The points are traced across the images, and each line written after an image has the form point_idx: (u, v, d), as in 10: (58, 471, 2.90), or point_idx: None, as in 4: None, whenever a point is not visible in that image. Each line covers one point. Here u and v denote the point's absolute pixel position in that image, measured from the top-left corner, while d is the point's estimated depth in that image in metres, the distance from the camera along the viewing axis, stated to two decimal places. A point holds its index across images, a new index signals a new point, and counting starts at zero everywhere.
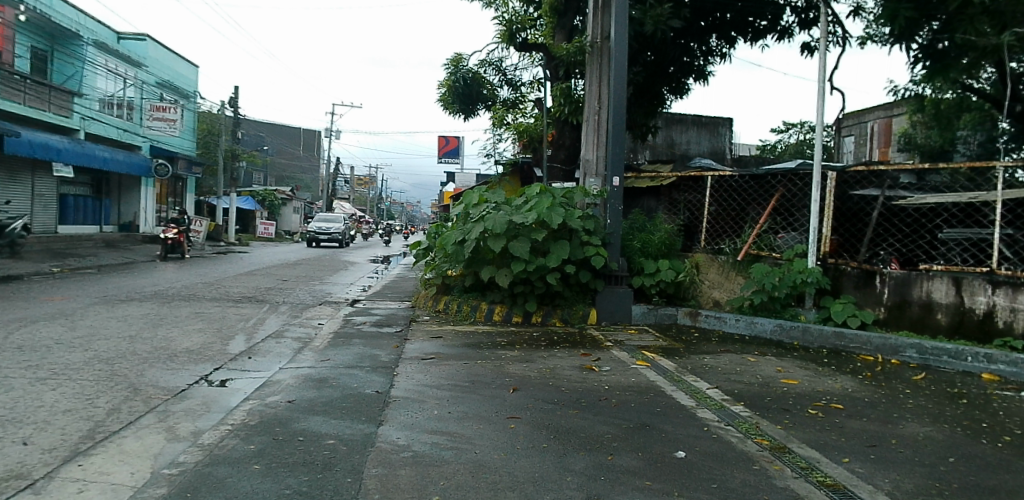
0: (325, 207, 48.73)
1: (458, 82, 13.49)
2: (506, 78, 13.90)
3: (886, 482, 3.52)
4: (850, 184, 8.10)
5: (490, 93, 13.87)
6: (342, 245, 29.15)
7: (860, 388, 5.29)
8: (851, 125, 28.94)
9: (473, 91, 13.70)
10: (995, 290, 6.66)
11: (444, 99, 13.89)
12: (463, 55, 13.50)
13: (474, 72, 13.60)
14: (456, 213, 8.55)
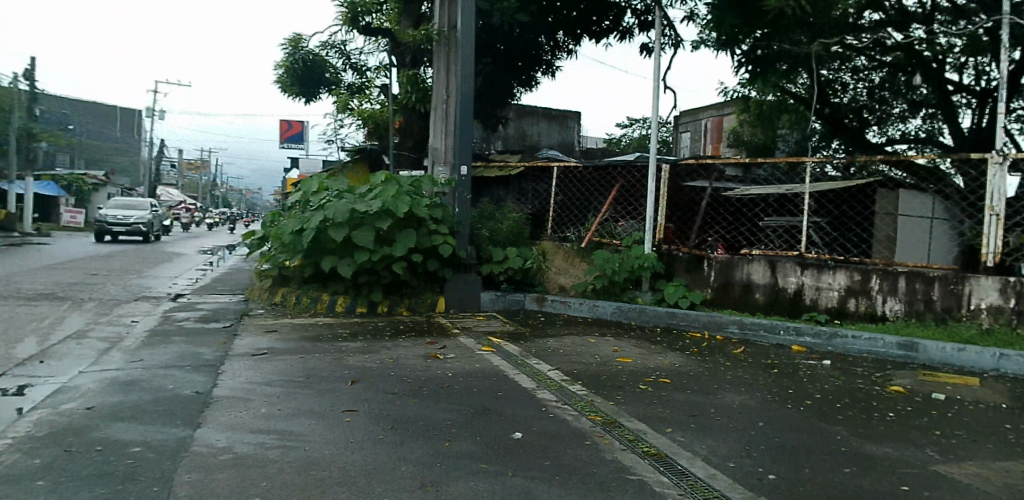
0: (148, 194, 44.44)
1: (297, 64, 13.08)
2: (350, 62, 13.58)
3: (703, 449, 3.94)
4: (682, 176, 8.71)
5: (333, 76, 13.53)
6: (147, 239, 25.01)
7: (687, 363, 5.76)
8: (688, 122, 31.38)
9: (313, 73, 13.33)
10: (803, 271, 7.58)
11: (282, 80, 13.29)
12: (303, 35, 12.99)
13: (315, 53, 13.21)
14: (294, 201, 8.20)
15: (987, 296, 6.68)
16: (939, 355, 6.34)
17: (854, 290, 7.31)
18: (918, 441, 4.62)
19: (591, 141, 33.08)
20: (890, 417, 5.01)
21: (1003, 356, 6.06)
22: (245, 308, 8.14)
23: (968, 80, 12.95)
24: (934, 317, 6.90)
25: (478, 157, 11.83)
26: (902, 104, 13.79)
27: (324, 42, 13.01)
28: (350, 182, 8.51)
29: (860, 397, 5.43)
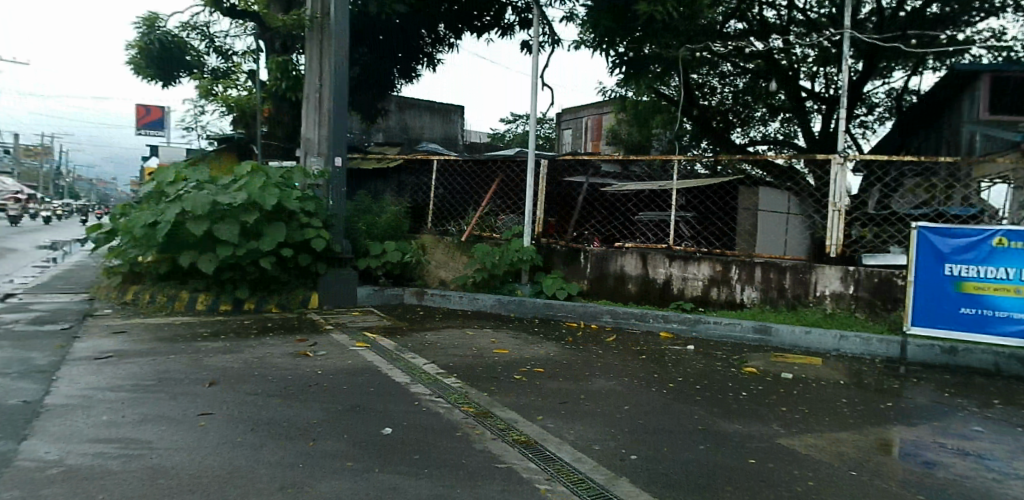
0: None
1: (152, 44, 12.20)
2: (214, 46, 12.84)
3: (571, 434, 4.18)
4: (560, 172, 9.00)
5: (195, 59, 12.74)
6: None
7: (560, 352, 5.95)
8: (569, 119, 32.35)
9: (170, 55, 12.51)
10: (671, 262, 8.17)
11: (135, 62, 12.39)
12: (159, 14, 12.06)
13: (173, 34, 12.33)
14: (147, 192, 7.64)
15: (830, 285, 7.53)
16: (789, 338, 7.07)
17: (716, 280, 7.97)
18: (767, 417, 5.05)
19: (475, 136, 33.37)
20: (744, 396, 5.46)
21: (842, 337, 6.91)
22: (89, 309, 7.49)
23: (818, 88, 14.27)
24: (785, 303, 7.70)
25: (356, 149, 11.58)
26: (763, 108, 15.01)
27: (183, 23, 12.18)
28: (213, 172, 8.06)
29: (718, 379, 5.85)
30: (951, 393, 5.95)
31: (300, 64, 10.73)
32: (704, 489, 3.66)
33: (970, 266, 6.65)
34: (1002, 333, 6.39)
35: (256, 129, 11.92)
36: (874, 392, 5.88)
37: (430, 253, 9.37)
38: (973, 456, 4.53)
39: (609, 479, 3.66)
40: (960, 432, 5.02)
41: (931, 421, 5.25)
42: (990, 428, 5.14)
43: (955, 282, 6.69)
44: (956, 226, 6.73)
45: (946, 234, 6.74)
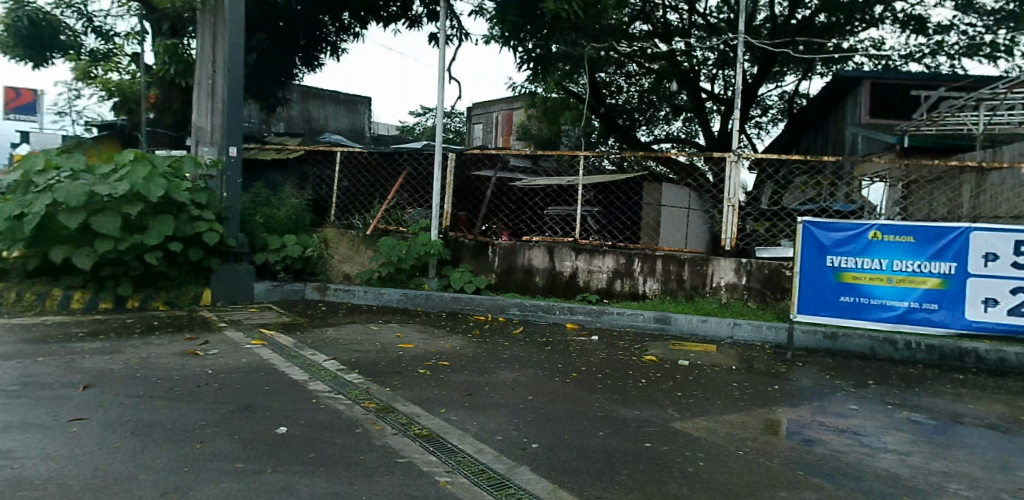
0: None
1: (19, 23, 11.18)
2: (92, 26, 11.92)
3: (473, 425, 4.25)
4: (467, 166, 9.03)
5: (70, 40, 11.95)
6: None
7: (465, 345, 5.99)
8: (479, 114, 32.44)
9: (41, 35, 11.60)
10: (577, 255, 8.36)
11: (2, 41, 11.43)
12: None
13: (44, 12, 11.34)
14: (13, 181, 7.03)
15: (725, 276, 7.97)
16: (687, 326, 7.45)
17: (620, 272, 8.25)
18: (663, 402, 5.29)
19: (383, 127, 32.79)
20: (642, 383, 5.71)
21: (735, 324, 7.34)
22: None
23: (716, 89, 15.10)
24: (684, 293, 8.08)
25: (253, 138, 11.13)
26: (666, 108, 15.69)
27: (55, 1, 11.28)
28: (90, 160, 7.51)
29: (619, 368, 6.08)
30: (831, 375, 6.44)
31: (191, 48, 10.18)
32: (602, 473, 3.80)
33: (849, 257, 7.16)
34: (875, 318, 7.02)
35: (141, 116, 11.22)
36: (763, 376, 6.27)
37: (332, 247, 9.24)
38: (849, 433, 4.92)
39: (510, 468, 3.74)
40: (837, 411, 5.44)
41: (812, 401, 5.66)
42: (864, 406, 5.60)
43: (835, 273, 7.19)
44: (836, 221, 7.25)
45: (827, 227, 7.25)
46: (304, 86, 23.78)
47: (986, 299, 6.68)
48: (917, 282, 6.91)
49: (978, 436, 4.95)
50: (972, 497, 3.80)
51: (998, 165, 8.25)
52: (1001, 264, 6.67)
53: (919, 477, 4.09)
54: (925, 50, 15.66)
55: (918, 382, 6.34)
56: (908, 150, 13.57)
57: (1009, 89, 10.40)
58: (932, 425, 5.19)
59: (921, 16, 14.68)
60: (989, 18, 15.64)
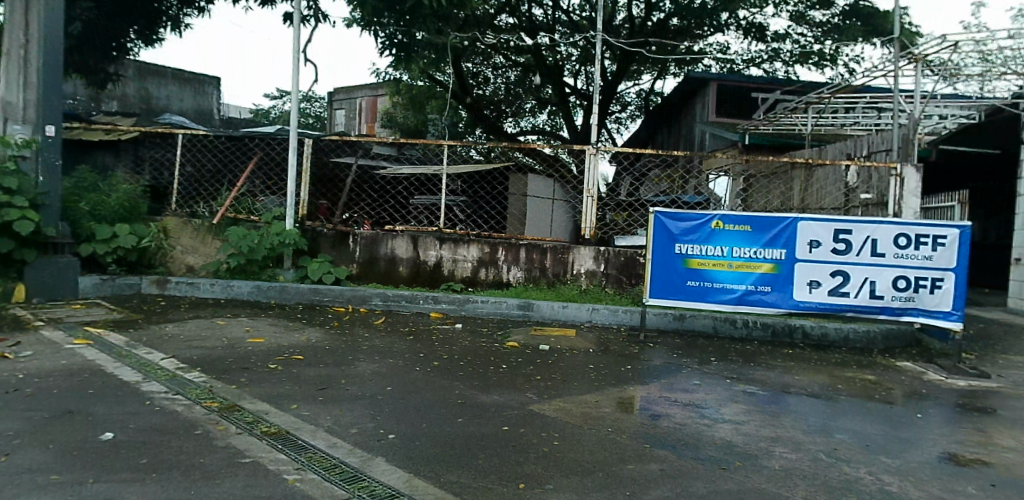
0: None
1: None
2: None
3: (326, 420, 4.17)
4: (326, 152, 8.74)
5: None
6: None
7: (323, 340, 5.88)
8: (341, 99, 31.47)
9: None
10: (442, 245, 8.38)
11: None
12: None
13: None
14: None
15: (585, 264, 8.35)
16: (549, 312, 7.72)
17: (484, 261, 8.38)
18: (522, 386, 5.44)
19: (234, 110, 30.85)
20: (502, 369, 5.84)
21: (594, 309, 7.73)
22: None
23: (579, 83, 15.75)
24: (546, 280, 8.37)
25: (78, 116, 10.10)
26: (532, 101, 16.19)
27: None
28: None
29: (482, 354, 6.22)
30: (678, 354, 6.95)
31: None
32: (460, 459, 3.85)
33: (695, 245, 7.74)
34: (717, 300, 7.67)
35: None
36: (617, 357, 6.65)
37: (173, 237, 8.61)
38: (692, 406, 5.34)
39: (365, 460, 3.69)
40: (682, 387, 5.88)
41: (660, 378, 6.08)
42: (706, 381, 6.10)
43: (683, 259, 7.74)
44: (684, 211, 7.80)
45: (676, 217, 7.77)
46: (141, 62, 21.82)
47: (811, 282, 7.50)
48: (753, 267, 7.61)
49: (802, 403, 5.56)
50: (793, 458, 4.27)
51: (823, 164, 9.01)
52: (823, 250, 7.49)
53: (751, 443, 4.53)
54: (764, 56, 17.24)
55: (753, 358, 7.01)
56: (748, 147, 14.90)
57: (832, 94, 11.50)
58: (763, 395, 5.76)
59: (760, 25, 16.13)
60: (818, 30, 17.44)
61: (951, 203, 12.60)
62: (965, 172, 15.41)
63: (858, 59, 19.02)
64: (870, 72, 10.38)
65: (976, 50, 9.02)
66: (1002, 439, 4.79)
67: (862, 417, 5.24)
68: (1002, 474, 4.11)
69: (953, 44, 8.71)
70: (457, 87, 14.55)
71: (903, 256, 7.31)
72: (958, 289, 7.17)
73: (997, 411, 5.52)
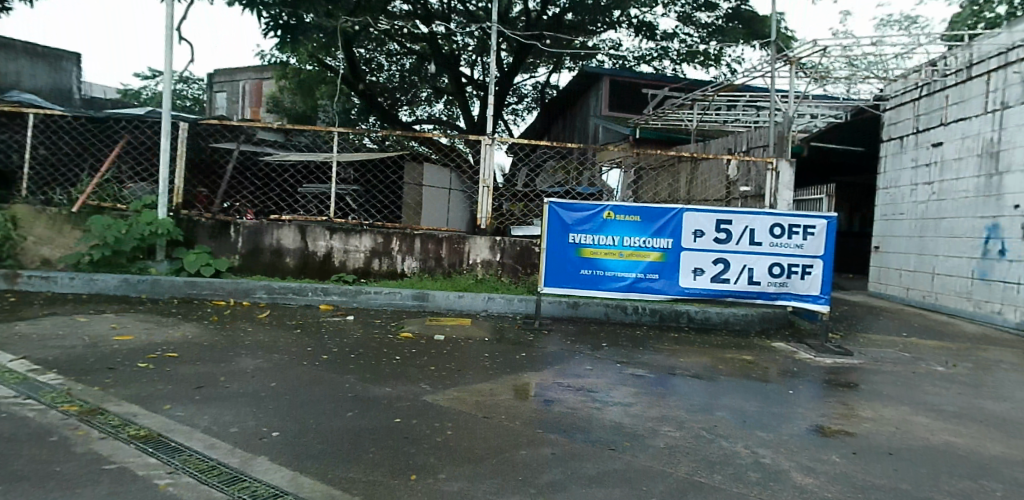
0: None
1: None
2: None
3: (204, 420, 3.95)
4: (204, 137, 8.23)
5: None
6: None
7: (200, 337, 5.57)
8: (223, 82, 29.71)
9: None
10: (332, 235, 8.14)
11: None
12: None
13: None
14: None
15: (481, 253, 8.40)
16: (444, 302, 7.72)
17: (377, 252, 8.24)
18: (415, 377, 5.40)
19: (98, 89, 28.33)
20: (396, 361, 5.77)
21: (490, 299, 7.80)
22: None
23: (475, 74, 16.19)
24: (442, 270, 8.35)
25: None
26: (428, 91, 16.61)
27: None
28: None
29: (374, 347, 6.12)
30: (570, 341, 7.14)
31: None
32: (350, 454, 3.76)
33: (588, 235, 7.97)
34: (608, 288, 7.95)
35: None
36: (512, 345, 6.74)
37: (24, 227, 7.83)
38: (584, 391, 5.50)
39: (246, 459, 3.53)
40: (575, 372, 6.05)
41: (554, 365, 6.22)
42: (597, 366, 6.32)
43: (576, 248, 7.96)
44: (576, 202, 8.00)
45: (569, 208, 7.97)
46: None
47: (695, 269, 7.93)
48: (642, 256, 7.96)
49: (687, 384, 5.88)
50: (678, 436, 4.51)
51: (707, 157, 9.50)
52: (706, 239, 7.94)
53: (638, 424, 4.73)
54: (654, 54, 17.97)
55: (642, 342, 7.33)
56: (639, 141, 15.51)
57: (715, 92, 12.18)
58: (651, 378, 6.04)
59: (650, 24, 16.78)
60: (703, 31, 18.32)
61: (820, 195, 13.76)
62: (832, 168, 16.81)
63: (739, 60, 20.26)
64: (750, 72, 11.08)
65: (843, 55, 9.84)
66: (861, 411, 5.29)
67: (741, 395, 5.61)
68: (861, 442, 4.54)
69: (824, 49, 9.45)
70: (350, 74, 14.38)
71: (777, 244, 7.87)
72: (825, 275, 7.80)
73: (857, 385, 6.08)
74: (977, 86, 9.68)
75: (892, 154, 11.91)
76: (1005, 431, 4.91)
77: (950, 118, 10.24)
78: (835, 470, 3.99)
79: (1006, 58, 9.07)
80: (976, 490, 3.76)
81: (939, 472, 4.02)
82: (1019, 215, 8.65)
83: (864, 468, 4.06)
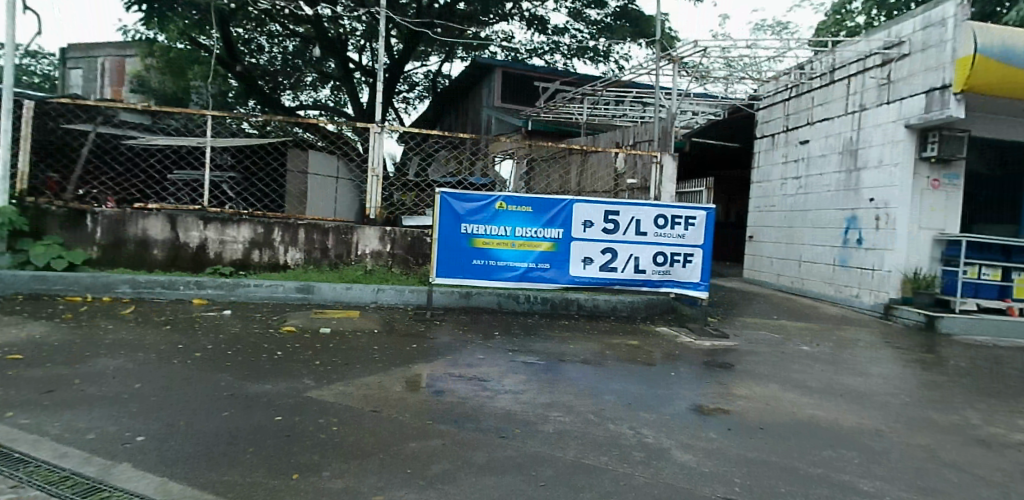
0: None
1: None
2: None
3: (55, 427, 3.65)
4: (54, 118, 7.51)
5: None
6: None
7: (48, 337, 5.09)
8: (78, 58, 27.09)
9: None
10: (206, 226, 7.69)
11: None
12: None
13: None
14: None
15: (370, 244, 8.21)
16: (331, 294, 7.50)
17: (258, 243, 7.87)
18: (299, 373, 5.19)
19: None
20: (277, 356, 5.52)
21: (379, 290, 7.66)
22: None
23: (363, 60, 15.88)
24: (328, 262, 8.09)
25: None
26: (313, 75, 16.32)
27: None
28: None
29: (254, 342, 5.83)
30: (462, 331, 7.15)
31: None
32: (226, 456, 3.57)
33: (480, 225, 7.99)
34: (500, 278, 8.03)
35: None
36: (402, 336, 6.65)
37: None
38: (476, 380, 5.52)
39: (104, 467, 3.28)
40: (466, 362, 6.06)
41: (445, 355, 6.20)
42: (489, 355, 6.36)
43: (468, 239, 7.96)
44: (468, 192, 7.98)
45: (461, 198, 7.94)
46: None
47: (584, 258, 8.17)
48: (534, 246, 8.09)
49: (576, 370, 6.05)
50: (566, 421, 4.64)
51: (597, 150, 9.73)
52: (595, 230, 8.19)
53: (528, 411, 4.82)
54: (546, 47, 18.25)
55: (533, 330, 7.47)
56: (531, 133, 15.73)
57: (603, 87, 12.54)
58: (542, 365, 6.15)
59: (542, 18, 17.03)
60: (592, 27, 18.95)
61: (700, 188, 14.60)
62: (711, 163, 17.84)
63: (627, 57, 21.03)
64: (636, 69, 11.52)
65: (721, 57, 10.44)
66: (735, 390, 5.67)
67: (626, 379, 5.85)
68: (735, 419, 4.87)
69: (704, 49, 9.97)
70: (226, 53, 13.84)
71: (661, 234, 8.26)
72: (704, 263, 8.27)
73: (732, 365, 6.52)
74: (839, 89, 10.60)
75: (764, 151, 12.82)
76: (860, 403, 5.44)
77: (815, 119, 11.16)
78: (712, 446, 4.25)
79: (863, 64, 10.02)
80: (834, 458, 4.14)
81: (803, 444, 4.38)
82: (874, 208, 9.55)
83: (736, 443, 4.35)
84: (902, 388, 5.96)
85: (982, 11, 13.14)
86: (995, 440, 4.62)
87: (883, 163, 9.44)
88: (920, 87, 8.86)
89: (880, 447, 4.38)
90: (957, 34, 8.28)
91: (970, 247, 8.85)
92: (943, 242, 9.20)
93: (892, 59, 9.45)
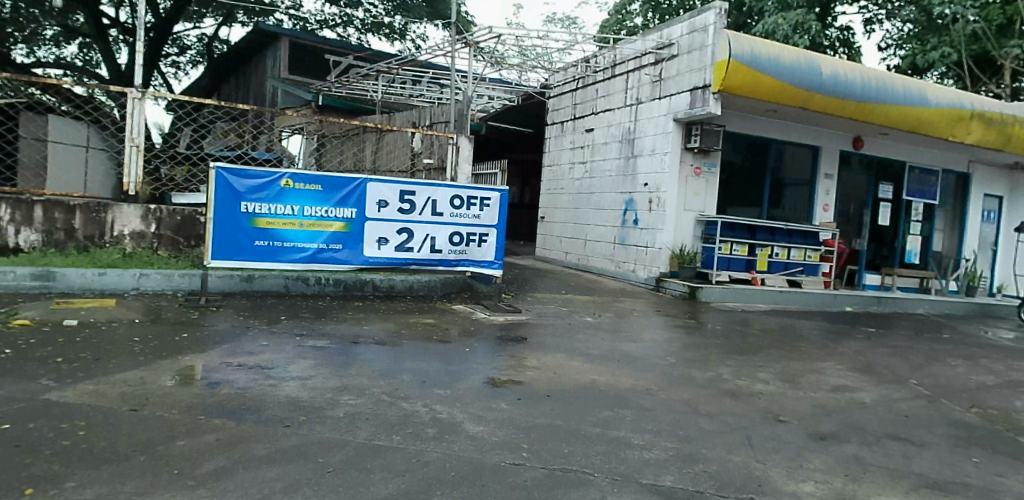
0: None
1: None
2: None
3: None
4: None
5: None
6: None
7: None
8: None
9: None
10: None
11: None
12: None
13: None
14: None
15: (130, 224, 7.36)
16: (78, 281, 6.58)
17: None
18: (34, 373, 4.51)
19: None
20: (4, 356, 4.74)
21: (142, 275, 6.86)
22: None
23: (120, 16, 14.63)
24: (76, 244, 7.12)
25: None
26: (55, 27, 14.10)
27: None
28: None
29: None
30: (244, 316, 6.71)
31: None
32: None
33: (263, 204, 7.51)
34: (287, 259, 7.66)
35: None
36: (172, 325, 6.07)
37: None
38: (258, 369, 5.23)
39: None
40: (248, 350, 5.71)
41: (223, 343, 5.79)
42: (274, 341, 6.05)
43: (250, 218, 7.44)
44: (248, 168, 7.43)
45: (240, 174, 7.36)
46: None
47: (379, 239, 8.10)
48: (324, 226, 7.83)
49: (371, 352, 6.01)
50: (358, 404, 4.62)
51: (392, 129, 9.47)
52: (390, 209, 8.15)
53: (317, 397, 4.70)
54: (338, 19, 17.59)
55: (325, 313, 7.25)
56: (321, 108, 15.07)
57: (398, 66, 12.36)
58: (332, 349, 6.02)
59: None
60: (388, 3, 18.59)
61: (494, 171, 15.14)
62: (505, 145, 18.59)
63: (423, 37, 21.07)
64: (432, 49, 11.58)
65: (515, 45, 10.88)
66: (527, 362, 6.05)
67: (424, 358, 5.95)
68: (525, 389, 5.22)
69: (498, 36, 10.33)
70: None
71: (457, 215, 8.43)
72: (498, 243, 8.64)
73: (524, 339, 6.95)
74: (619, 83, 11.71)
75: (554, 137, 13.72)
76: (630, 367, 6.13)
77: (598, 109, 12.19)
78: (502, 416, 4.53)
79: (640, 62, 11.17)
80: (610, 418, 4.64)
81: (585, 407, 4.85)
82: (648, 192, 10.72)
83: (525, 411, 4.68)
84: (669, 351, 6.84)
85: (735, 21, 15.39)
86: (739, 391, 5.52)
87: (655, 151, 10.63)
88: (686, 86, 10.10)
89: (648, 405, 5.00)
90: (716, 41, 9.54)
91: (723, 227, 10.32)
92: (704, 222, 10.61)
93: (663, 59, 10.65)
